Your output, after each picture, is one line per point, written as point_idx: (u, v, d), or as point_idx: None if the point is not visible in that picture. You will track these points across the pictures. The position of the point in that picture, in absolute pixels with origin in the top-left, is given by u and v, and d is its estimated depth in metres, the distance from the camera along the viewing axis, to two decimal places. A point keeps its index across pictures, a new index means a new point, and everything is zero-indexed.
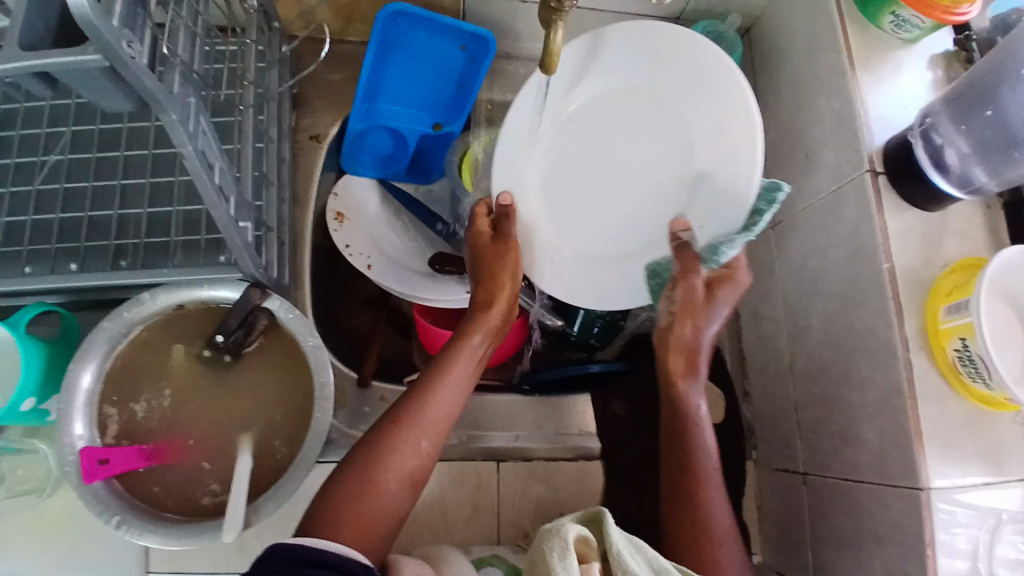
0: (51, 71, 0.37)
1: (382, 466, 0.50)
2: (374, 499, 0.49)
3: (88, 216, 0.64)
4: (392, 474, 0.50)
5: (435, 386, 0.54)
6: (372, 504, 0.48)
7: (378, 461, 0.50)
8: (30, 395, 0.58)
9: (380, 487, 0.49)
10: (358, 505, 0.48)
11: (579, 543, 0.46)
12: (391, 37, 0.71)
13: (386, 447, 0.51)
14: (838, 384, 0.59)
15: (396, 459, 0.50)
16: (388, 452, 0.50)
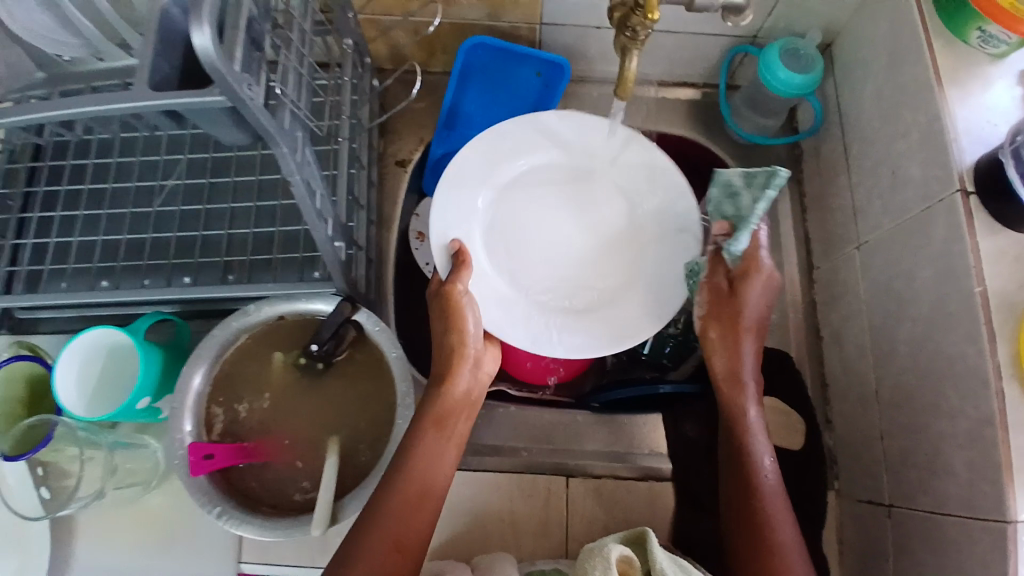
0: (183, 111, 0.42)
1: (407, 476, 0.54)
2: (420, 494, 0.54)
3: (202, 235, 0.71)
4: (432, 471, 0.55)
5: (442, 400, 0.59)
6: (405, 509, 0.52)
7: (403, 472, 0.54)
8: (146, 395, 0.64)
9: (410, 493, 0.53)
10: (391, 512, 0.52)
11: (622, 562, 0.50)
12: (471, 67, 0.74)
13: (410, 458, 0.55)
14: (925, 412, 0.56)
15: (419, 469, 0.55)
16: (411, 463, 0.55)
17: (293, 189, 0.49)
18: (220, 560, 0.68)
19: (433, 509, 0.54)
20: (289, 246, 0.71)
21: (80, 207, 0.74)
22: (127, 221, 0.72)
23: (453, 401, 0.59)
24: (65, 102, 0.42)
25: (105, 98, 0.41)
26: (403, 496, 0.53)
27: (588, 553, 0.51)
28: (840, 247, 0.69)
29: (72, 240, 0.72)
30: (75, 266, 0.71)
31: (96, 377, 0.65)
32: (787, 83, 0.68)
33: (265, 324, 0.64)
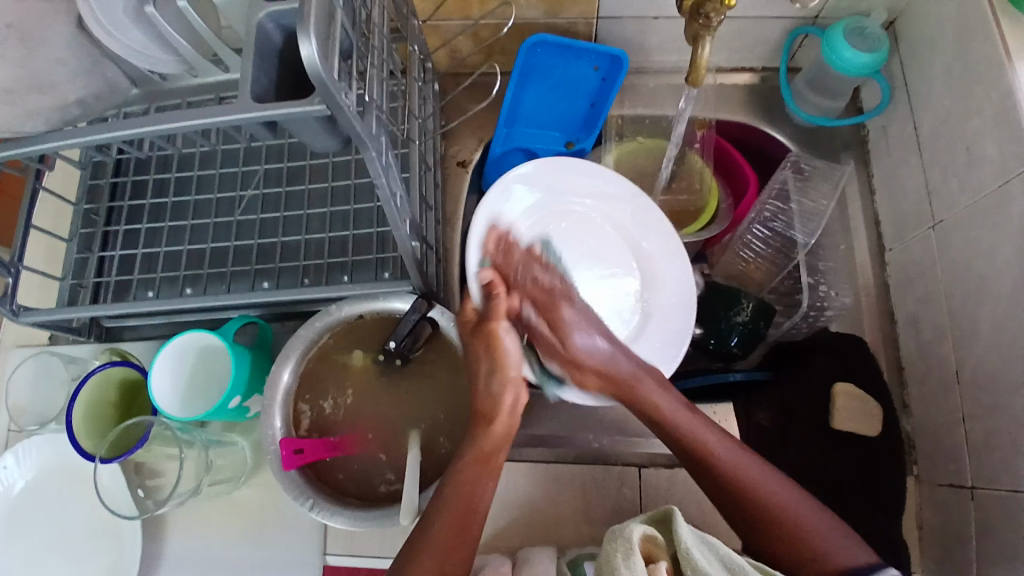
0: (282, 120, 0.45)
1: (465, 500, 0.56)
2: (467, 517, 0.55)
3: (282, 241, 0.74)
4: (477, 502, 0.56)
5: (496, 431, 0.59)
6: (469, 527, 0.55)
7: (465, 496, 0.56)
8: (239, 392, 0.67)
9: (474, 517, 0.55)
10: (452, 530, 0.54)
11: (646, 543, 0.51)
12: (531, 65, 0.76)
13: (469, 485, 0.56)
14: (1008, 390, 0.55)
15: (477, 493, 0.56)
16: (469, 488, 0.56)
17: (377, 191, 0.52)
18: (306, 552, 0.70)
19: (475, 535, 0.55)
20: (363, 248, 0.73)
21: (164, 218, 0.78)
22: (208, 229, 0.76)
23: (494, 442, 0.59)
24: (173, 116, 0.45)
25: (209, 111, 0.44)
26: (466, 517, 0.55)
27: (611, 536, 0.51)
28: (914, 228, 0.68)
29: (160, 250, 0.76)
30: (163, 275, 0.75)
31: (190, 380, 0.68)
32: (852, 61, 0.68)
33: (345, 322, 0.66)
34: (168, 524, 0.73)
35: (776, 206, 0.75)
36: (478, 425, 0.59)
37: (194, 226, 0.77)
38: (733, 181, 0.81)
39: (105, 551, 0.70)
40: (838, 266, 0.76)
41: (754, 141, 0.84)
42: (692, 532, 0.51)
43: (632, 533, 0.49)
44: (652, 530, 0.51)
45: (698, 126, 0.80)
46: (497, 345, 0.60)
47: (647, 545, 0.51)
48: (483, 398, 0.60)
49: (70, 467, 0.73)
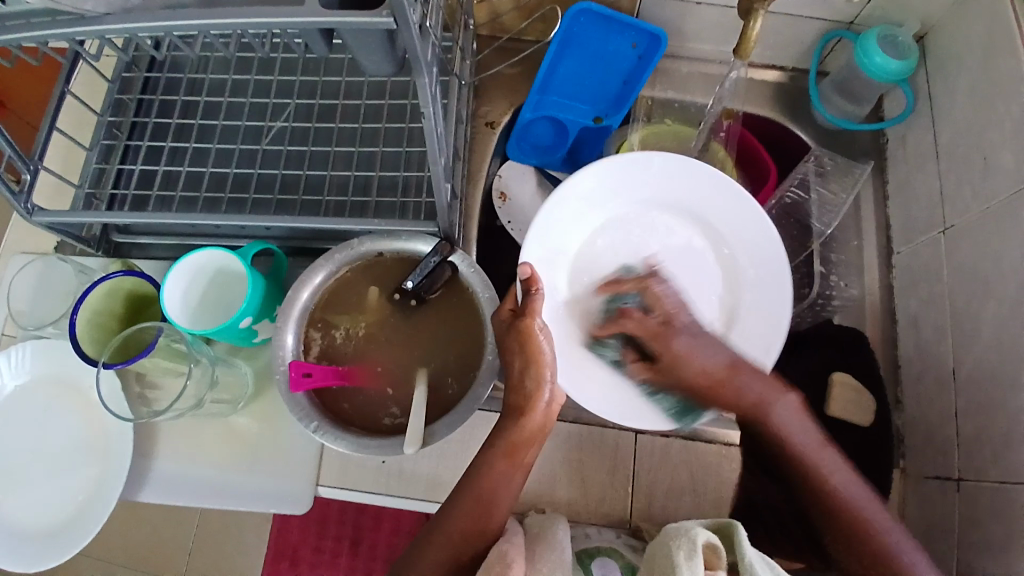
0: (345, 30, 0.46)
1: (481, 488, 0.59)
2: (487, 502, 0.58)
3: (306, 174, 0.74)
4: (499, 492, 0.59)
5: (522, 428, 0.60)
6: (481, 516, 0.58)
7: (479, 484, 0.59)
8: (250, 314, 0.66)
9: (488, 508, 0.58)
10: (464, 519, 0.57)
11: (708, 549, 0.51)
12: (571, 34, 0.77)
13: (487, 471, 0.59)
14: (1004, 387, 0.58)
15: (493, 483, 0.59)
16: (486, 475, 0.59)
17: (422, 119, 0.53)
18: (297, 482, 0.71)
19: (486, 527, 0.58)
20: (387, 190, 0.74)
21: (189, 140, 0.78)
22: (233, 156, 0.76)
23: (524, 436, 0.60)
24: (240, 12, 0.45)
25: (278, 10, 0.45)
26: (479, 503, 0.58)
27: (674, 533, 0.52)
28: (922, 232, 0.71)
29: (182, 170, 0.76)
30: (183, 195, 0.75)
31: (202, 295, 0.69)
32: (883, 67, 0.70)
33: (363, 259, 0.67)
34: (163, 442, 0.73)
35: (796, 195, 0.81)
36: (511, 417, 0.61)
37: (222, 153, 0.77)
38: (755, 172, 0.82)
39: (96, 459, 0.70)
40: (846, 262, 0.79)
41: (776, 137, 0.86)
42: (754, 551, 0.52)
43: (697, 536, 0.50)
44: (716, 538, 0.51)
45: (726, 116, 0.81)
46: (535, 339, 0.59)
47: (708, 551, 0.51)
48: (515, 392, 0.61)
49: (69, 375, 0.73)
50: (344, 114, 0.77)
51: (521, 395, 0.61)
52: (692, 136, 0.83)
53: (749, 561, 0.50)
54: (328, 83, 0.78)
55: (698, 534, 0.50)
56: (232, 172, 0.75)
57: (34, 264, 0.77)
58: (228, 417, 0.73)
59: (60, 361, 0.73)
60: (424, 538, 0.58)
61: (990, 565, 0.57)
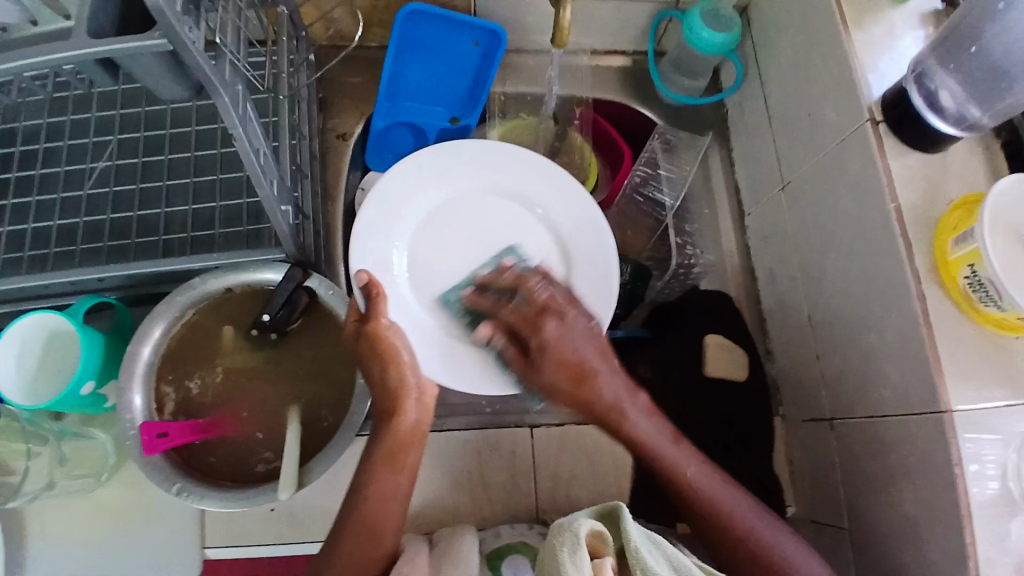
0: (119, 58, 0.42)
1: (363, 506, 0.54)
2: (378, 527, 0.54)
3: (138, 215, 0.69)
4: (382, 504, 0.55)
5: (391, 434, 0.56)
6: (371, 540, 0.54)
7: (360, 501, 0.55)
8: (91, 378, 0.60)
9: (377, 528, 0.54)
10: (355, 545, 0.53)
11: (592, 538, 0.48)
12: (407, 35, 0.76)
13: (366, 485, 0.55)
14: (856, 327, 0.61)
15: (376, 498, 0.55)
16: (366, 490, 0.55)
17: (236, 144, 0.49)
18: (180, 547, 0.65)
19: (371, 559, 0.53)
20: (232, 221, 0.69)
21: (3, 195, 0.70)
22: (54, 206, 0.69)
23: (399, 441, 0.56)
24: None
25: (32, 49, 0.39)
26: (366, 526, 0.54)
27: (558, 529, 0.48)
28: (768, 191, 0.74)
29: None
30: (2, 258, 0.67)
31: (39, 364, 0.61)
32: (709, 40, 0.73)
33: (210, 299, 0.62)
34: (16, 538, 0.64)
35: (646, 172, 0.81)
36: (380, 422, 0.57)
37: (40, 205, 0.70)
38: (611, 158, 0.84)
39: None
40: (704, 229, 0.82)
41: (627, 120, 0.88)
42: (639, 531, 0.49)
43: (579, 528, 0.46)
44: (600, 526, 0.48)
45: (577, 104, 0.83)
46: (384, 341, 0.57)
47: (594, 540, 0.48)
48: (382, 395, 0.57)
49: None
50: (175, 145, 0.71)
51: (388, 396, 0.58)
52: (552, 130, 0.83)
53: (635, 545, 0.47)
54: (153, 115, 0.72)
55: (579, 526, 0.46)
56: (53, 226, 0.67)
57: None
58: (90, 495, 0.65)
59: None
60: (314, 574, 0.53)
61: (869, 494, 0.60)
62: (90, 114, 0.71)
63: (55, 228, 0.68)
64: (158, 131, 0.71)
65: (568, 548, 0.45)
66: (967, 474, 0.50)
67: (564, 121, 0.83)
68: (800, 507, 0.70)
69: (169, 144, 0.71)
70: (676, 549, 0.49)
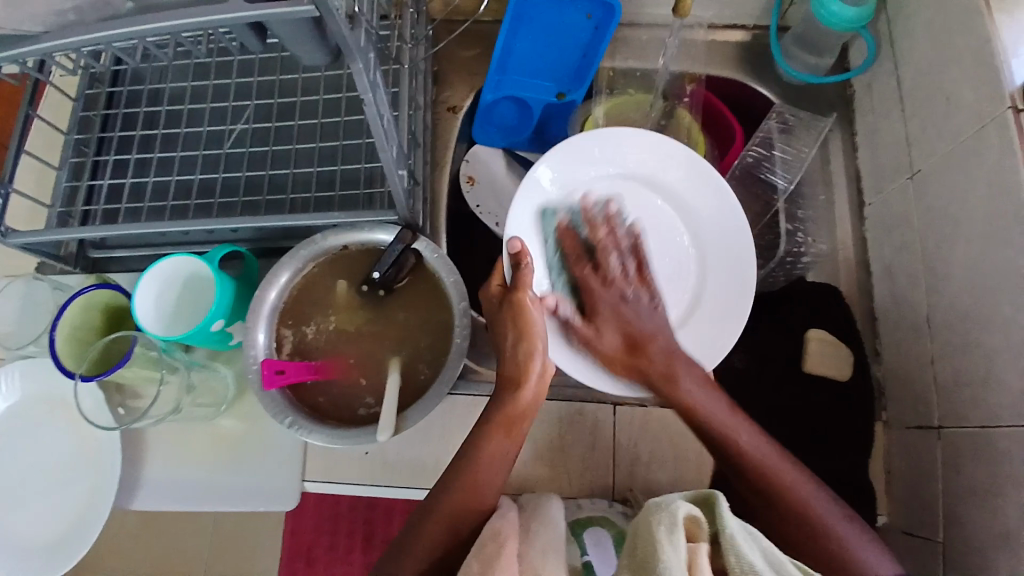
0: (272, 23, 0.46)
1: (477, 460, 0.58)
2: (485, 480, 0.57)
3: (269, 174, 0.75)
4: (494, 463, 0.58)
5: (511, 402, 0.60)
6: (479, 494, 0.56)
7: (475, 456, 0.58)
8: (222, 317, 0.67)
9: (485, 483, 0.57)
10: (464, 496, 0.56)
11: (689, 522, 0.48)
12: (522, 10, 0.75)
13: (482, 444, 0.58)
14: (978, 329, 0.56)
15: (489, 456, 0.58)
16: (482, 448, 0.58)
17: (364, 108, 0.53)
18: (285, 477, 0.71)
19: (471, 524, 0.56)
20: (350, 184, 0.74)
21: (153, 149, 0.78)
22: (195, 162, 0.77)
23: (520, 410, 0.59)
24: (162, 17, 0.45)
25: (201, 11, 0.44)
26: (475, 480, 0.57)
27: (654, 508, 0.49)
28: (892, 179, 0.69)
29: (148, 180, 0.76)
30: (152, 204, 0.75)
31: (176, 299, 0.69)
32: (840, 15, 0.69)
33: (327, 253, 0.67)
34: (153, 451, 0.73)
35: (760, 152, 0.79)
36: (506, 390, 0.60)
37: (185, 159, 0.77)
38: (722, 139, 0.82)
39: (87, 471, 0.71)
40: (815, 218, 0.78)
41: (742, 99, 0.85)
42: (738, 522, 0.49)
43: (677, 510, 0.47)
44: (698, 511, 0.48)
45: (688, 81, 0.82)
46: (526, 316, 0.61)
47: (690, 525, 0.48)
48: (511, 361, 0.61)
49: (55, 389, 0.74)
50: (302, 111, 0.77)
51: (515, 367, 0.61)
52: (661, 110, 0.81)
53: (732, 534, 0.47)
54: (286, 81, 0.78)
55: (677, 507, 0.47)
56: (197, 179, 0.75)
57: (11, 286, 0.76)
58: (214, 421, 0.73)
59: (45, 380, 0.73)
60: (421, 516, 0.57)
61: (974, 508, 0.56)
62: (231, 79, 0.77)
63: (197, 181, 0.76)
64: (288, 97, 0.77)
65: (665, 526, 0.47)
66: None
67: (673, 98, 0.82)
68: (893, 517, 0.66)
69: (298, 110, 0.77)
70: (772, 546, 0.49)
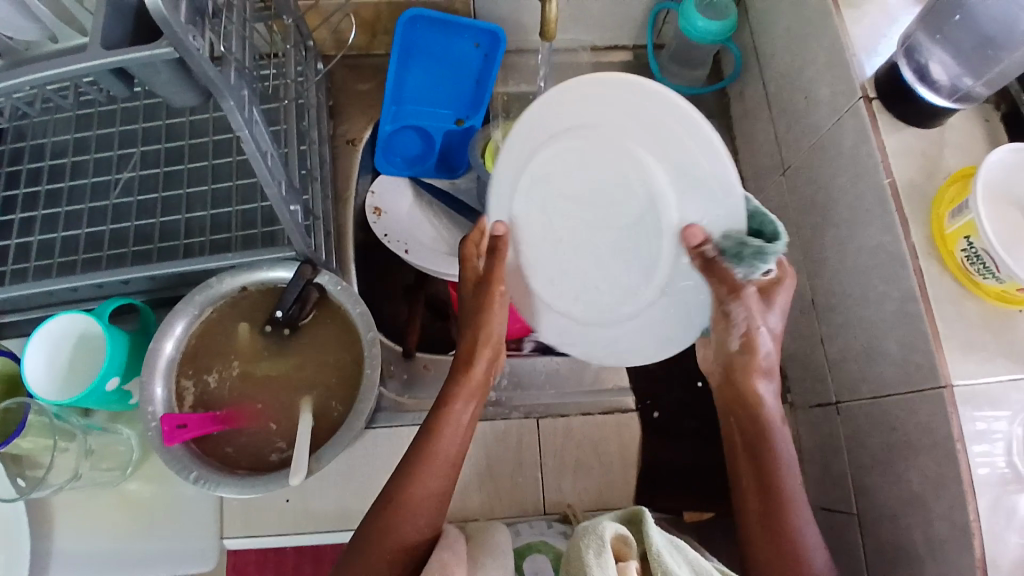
0: (131, 67, 0.45)
1: (403, 494, 0.55)
2: (403, 520, 0.54)
3: (161, 221, 0.73)
4: (419, 498, 0.55)
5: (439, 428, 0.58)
6: (401, 534, 0.53)
7: (401, 489, 0.55)
8: (116, 374, 0.63)
9: (410, 521, 0.54)
10: (389, 536, 0.53)
11: (617, 542, 0.47)
12: (411, 41, 0.80)
13: (409, 476, 0.56)
14: (858, 306, 0.60)
15: (417, 487, 0.55)
16: (410, 481, 0.55)
17: (243, 146, 0.52)
18: (202, 538, 0.67)
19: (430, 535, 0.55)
20: (248, 224, 0.73)
21: (35, 206, 0.74)
22: (82, 215, 0.74)
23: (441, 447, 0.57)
24: (9, 68, 0.43)
25: (50, 61, 0.43)
26: (395, 525, 0.53)
27: (583, 531, 0.48)
28: (769, 176, 0.74)
29: (30, 238, 0.72)
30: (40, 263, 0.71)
31: (72, 359, 0.65)
32: (705, 30, 0.73)
33: (226, 297, 0.65)
34: (53, 528, 0.68)
35: None
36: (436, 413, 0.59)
37: (68, 213, 0.74)
38: None
39: None
40: None
41: None
42: (662, 535, 0.48)
43: (605, 530, 0.46)
44: (624, 530, 0.47)
45: None
46: (491, 307, 0.61)
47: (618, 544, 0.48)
48: (468, 336, 0.63)
49: None
50: (194, 155, 0.75)
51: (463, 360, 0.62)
52: None
53: (659, 546, 0.47)
54: (173, 126, 0.77)
55: (603, 527, 0.46)
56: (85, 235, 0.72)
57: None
58: (121, 487, 0.69)
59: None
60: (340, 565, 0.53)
61: (877, 475, 0.59)
62: (114, 128, 0.75)
63: (84, 235, 0.73)
64: (178, 142, 0.75)
65: (592, 547, 0.45)
66: (970, 447, 0.49)
67: None
68: (811, 495, 0.69)
69: (188, 154, 0.75)
70: (692, 551, 0.49)
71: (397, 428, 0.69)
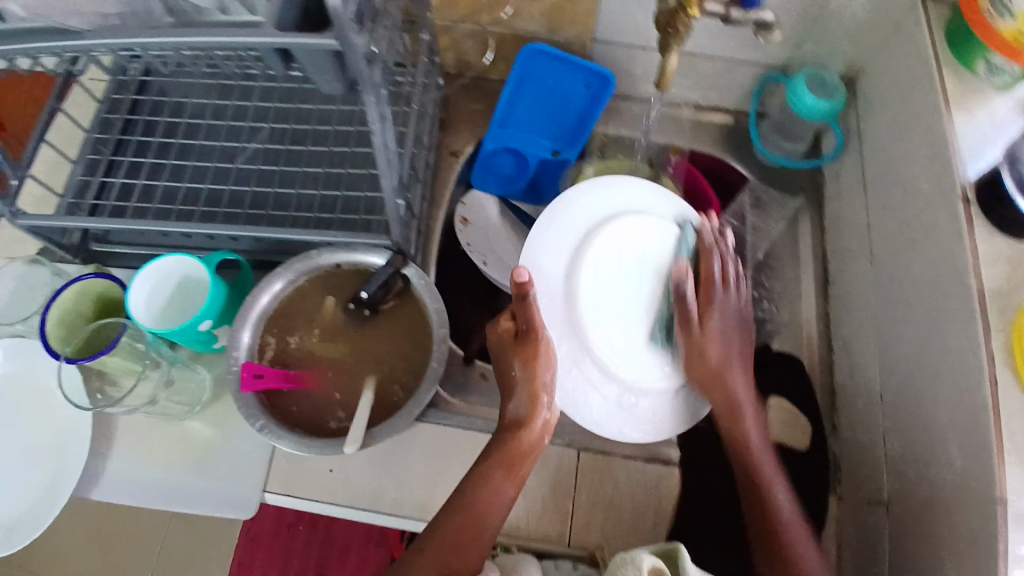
0: (296, 50, 0.50)
1: (478, 506, 0.61)
2: (475, 526, 0.60)
3: (275, 192, 0.79)
4: (491, 508, 0.61)
5: (506, 455, 0.63)
6: (470, 539, 0.60)
7: (476, 501, 0.61)
8: (209, 317, 0.68)
9: (480, 526, 0.60)
10: (458, 537, 0.60)
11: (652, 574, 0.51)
12: (526, 71, 0.85)
13: (485, 490, 0.62)
14: (925, 403, 0.60)
15: (489, 501, 0.61)
16: (485, 493, 0.62)
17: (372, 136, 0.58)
18: (247, 488, 0.70)
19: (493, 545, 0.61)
20: (350, 209, 0.78)
21: (168, 157, 0.82)
22: (207, 173, 0.81)
23: (522, 448, 0.63)
24: (196, 32, 0.49)
25: (232, 33, 0.49)
26: (465, 533, 0.60)
27: (620, 561, 0.51)
28: (855, 261, 0.75)
29: (158, 184, 0.80)
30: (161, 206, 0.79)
31: (171, 296, 0.71)
32: (812, 108, 0.75)
33: (320, 269, 0.70)
34: (113, 447, 0.72)
35: (733, 223, 0.85)
36: (510, 429, 0.64)
37: (194, 167, 0.82)
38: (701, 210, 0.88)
39: (43, 459, 0.70)
40: (783, 289, 0.83)
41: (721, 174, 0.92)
42: (696, 572, 0.53)
43: (642, 562, 0.50)
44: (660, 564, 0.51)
45: (674, 153, 0.88)
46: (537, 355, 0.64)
47: None
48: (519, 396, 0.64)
49: (26, 377, 0.73)
50: (314, 138, 0.82)
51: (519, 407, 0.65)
52: (647, 173, 0.87)
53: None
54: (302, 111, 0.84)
55: (642, 558, 0.50)
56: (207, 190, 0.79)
57: (8, 269, 0.77)
58: (182, 423, 0.73)
59: (13, 369, 0.73)
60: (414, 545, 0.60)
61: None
62: (251, 103, 0.83)
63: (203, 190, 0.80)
64: (303, 124, 0.82)
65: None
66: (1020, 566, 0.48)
67: (658, 166, 0.88)
68: None
69: (311, 137, 0.82)
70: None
71: (446, 428, 0.72)
